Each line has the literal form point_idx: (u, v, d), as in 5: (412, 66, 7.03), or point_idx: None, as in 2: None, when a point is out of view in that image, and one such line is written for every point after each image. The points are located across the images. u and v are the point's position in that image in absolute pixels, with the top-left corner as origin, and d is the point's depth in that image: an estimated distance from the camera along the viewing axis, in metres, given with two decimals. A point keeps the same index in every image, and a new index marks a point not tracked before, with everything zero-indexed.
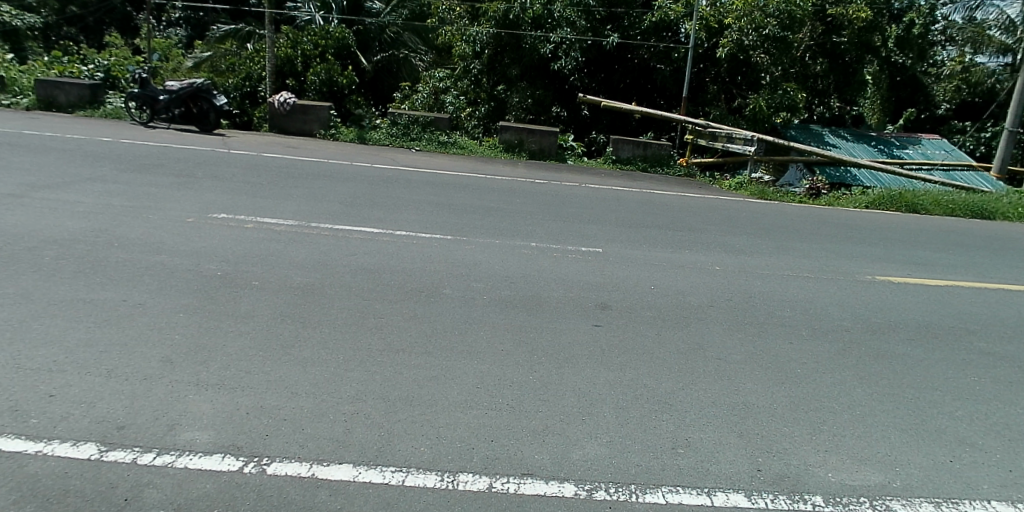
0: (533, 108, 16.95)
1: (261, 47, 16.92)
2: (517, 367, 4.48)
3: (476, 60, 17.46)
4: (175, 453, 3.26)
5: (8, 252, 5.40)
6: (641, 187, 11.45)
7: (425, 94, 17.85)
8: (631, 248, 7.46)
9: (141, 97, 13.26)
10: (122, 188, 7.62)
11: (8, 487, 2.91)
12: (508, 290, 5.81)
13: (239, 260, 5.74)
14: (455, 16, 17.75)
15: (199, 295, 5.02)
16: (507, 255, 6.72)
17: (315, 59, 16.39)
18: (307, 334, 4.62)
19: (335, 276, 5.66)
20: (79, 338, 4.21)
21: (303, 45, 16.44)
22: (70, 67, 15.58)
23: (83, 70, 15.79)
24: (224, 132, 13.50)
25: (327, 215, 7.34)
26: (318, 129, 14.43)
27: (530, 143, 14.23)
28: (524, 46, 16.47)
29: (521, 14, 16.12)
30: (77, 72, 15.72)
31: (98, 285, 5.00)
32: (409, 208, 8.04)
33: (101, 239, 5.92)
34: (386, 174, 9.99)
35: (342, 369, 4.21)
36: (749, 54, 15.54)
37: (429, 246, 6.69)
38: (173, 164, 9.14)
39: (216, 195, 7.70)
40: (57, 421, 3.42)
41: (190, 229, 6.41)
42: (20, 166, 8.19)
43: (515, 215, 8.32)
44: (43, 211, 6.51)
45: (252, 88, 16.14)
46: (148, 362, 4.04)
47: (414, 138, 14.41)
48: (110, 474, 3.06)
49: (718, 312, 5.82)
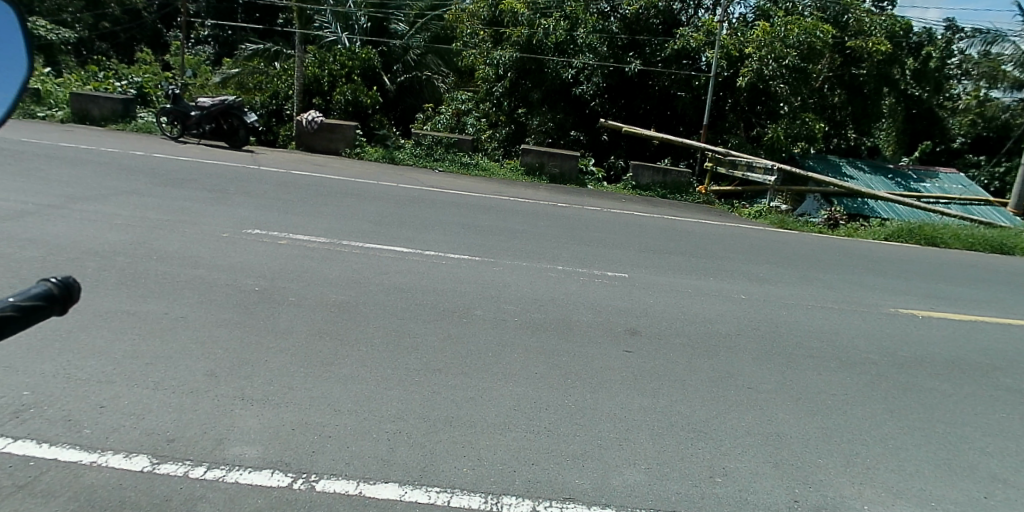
0: (554, 132, 17.34)
1: (292, 67, 17.33)
2: (553, 390, 4.53)
3: (499, 82, 17.67)
4: (225, 467, 3.30)
5: (52, 261, 5.48)
6: (663, 213, 11.54)
7: (447, 117, 18.80)
8: (656, 274, 7.50)
9: (173, 112, 13.45)
10: (158, 202, 7.71)
11: (65, 498, 2.96)
12: (538, 312, 5.86)
13: (276, 277, 5.79)
14: (481, 41, 18.25)
15: (239, 309, 5.07)
16: (535, 277, 6.78)
17: (341, 80, 16.65)
18: (345, 353, 4.65)
19: (371, 295, 5.70)
20: (125, 350, 4.27)
21: (330, 66, 16.68)
22: (105, 83, 15.77)
23: (116, 86, 15.95)
24: (253, 149, 13.61)
25: (358, 233, 7.42)
26: (344, 148, 14.58)
27: (551, 166, 14.31)
28: (545, 70, 16.75)
29: (544, 39, 16.34)
30: (111, 88, 15.86)
31: (141, 297, 5.05)
32: (438, 228, 8.11)
33: (140, 251, 5.99)
34: (412, 194, 10.08)
35: (382, 387, 4.27)
36: (769, 84, 15.56)
37: (458, 266, 6.76)
38: (207, 179, 9.23)
39: (249, 210, 7.79)
40: (109, 432, 3.47)
41: (226, 244, 6.48)
42: (58, 178, 8.29)
43: (543, 238, 8.39)
44: (84, 222, 6.58)
45: (278, 107, 16.43)
46: (193, 376, 4.10)
47: (437, 159, 14.50)
48: (163, 487, 3.10)
49: (745, 340, 5.88)
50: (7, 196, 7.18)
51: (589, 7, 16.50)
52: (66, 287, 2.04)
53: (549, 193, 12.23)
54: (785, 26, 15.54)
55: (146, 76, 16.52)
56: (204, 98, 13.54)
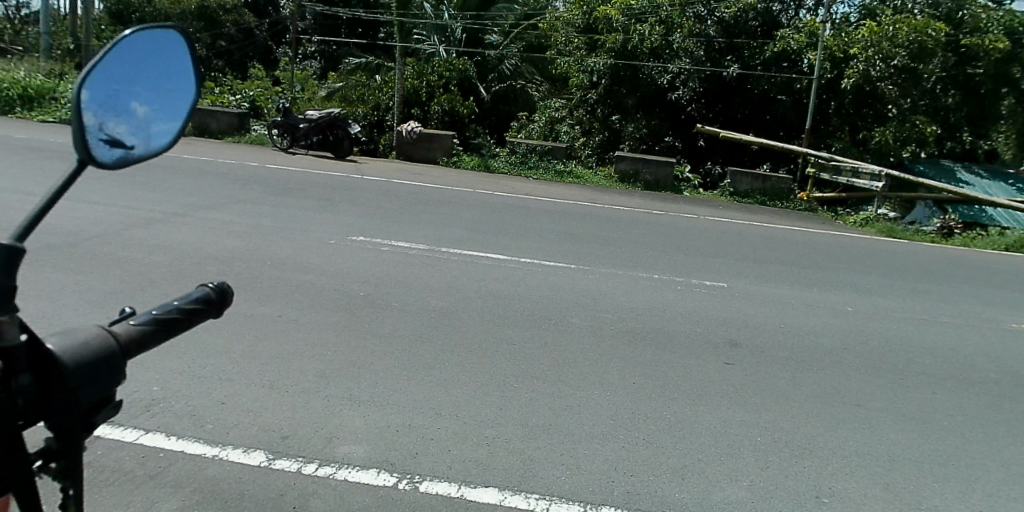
0: (647, 138, 16.84)
1: (391, 79, 17.97)
2: (651, 401, 4.45)
3: (593, 90, 17.60)
4: (335, 465, 3.44)
5: (178, 266, 5.90)
6: (761, 221, 11.13)
7: (541, 124, 18.01)
8: (756, 283, 7.24)
9: (282, 125, 14.23)
10: (269, 210, 8.16)
11: (192, 488, 3.16)
12: (634, 321, 5.78)
13: (378, 282, 6.00)
14: (573, 48, 17.63)
15: (345, 313, 5.28)
16: (630, 285, 6.69)
17: (438, 90, 17.33)
18: (444, 358, 4.75)
19: (468, 301, 5.80)
20: (243, 351, 4.54)
21: (429, 77, 17.45)
22: (222, 98, 16.96)
23: (232, 101, 17.16)
24: (357, 159, 14.19)
25: (454, 240, 7.58)
26: (441, 157, 15.06)
27: (645, 173, 14.18)
28: (640, 76, 16.59)
29: (639, 45, 16.30)
30: (227, 103, 17.08)
31: (256, 300, 5.36)
32: (532, 236, 8.16)
33: (255, 256, 6.36)
34: (505, 201, 10.21)
35: (481, 392, 4.33)
36: (876, 85, 14.95)
37: (553, 273, 6.77)
38: (313, 189, 9.70)
39: (351, 218, 8.12)
40: (230, 428, 3.69)
41: (331, 250, 6.78)
42: (181, 188, 8.95)
43: (636, 245, 8.28)
44: (205, 230, 7.06)
45: (380, 118, 17.06)
46: (305, 376, 4.30)
47: (532, 167, 14.66)
48: (278, 482, 3.26)
49: (852, 355, 5.56)
50: (138, 204, 7.81)
51: (685, 11, 16.20)
52: (221, 292, 2.07)
53: (643, 199, 12.15)
54: (893, 25, 14.76)
55: (258, 91, 17.63)
56: (312, 112, 14.29)
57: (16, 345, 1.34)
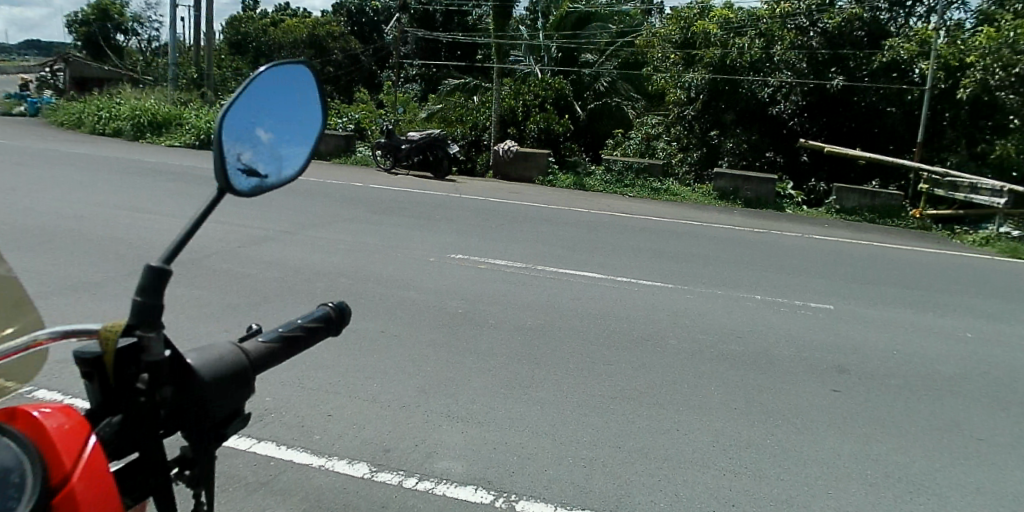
0: (748, 153, 16.32)
1: (489, 100, 18.58)
2: (753, 428, 4.27)
3: (690, 106, 16.99)
4: (434, 479, 3.49)
5: (290, 281, 6.24)
6: (869, 240, 10.52)
7: (637, 141, 18.29)
8: (866, 307, 6.83)
9: (387, 146, 14.78)
10: (371, 228, 8.50)
11: (299, 497, 3.29)
12: (734, 344, 5.58)
13: (476, 300, 6.10)
14: (670, 64, 17.37)
15: (444, 330, 5.39)
16: (730, 306, 6.49)
17: (534, 109, 17.48)
18: (541, 376, 4.75)
19: (564, 319, 5.79)
20: (349, 364, 4.72)
21: (524, 97, 17.66)
22: (329, 121, 17.97)
23: (338, 123, 18.14)
24: (455, 178, 14.53)
25: (549, 258, 7.60)
26: (537, 176, 15.12)
27: (746, 190, 13.81)
28: (740, 91, 16.14)
29: (738, 59, 15.88)
30: (333, 125, 18.06)
31: (361, 316, 5.57)
32: (626, 254, 8.09)
33: (359, 273, 6.63)
34: (598, 219, 10.19)
35: (577, 412, 4.29)
36: (996, 95, 14.02)
37: (649, 292, 6.67)
38: (413, 207, 10.04)
39: (448, 236, 8.32)
40: (336, 439, 3.83)
41: (429, 267, 6.96)
42: (292, 207, 9.49)
43: (735, 265, 8.03)
44: (313, 247, 7.44)
45: (477, 137, 17.49)
46: (406, 391, 4.41)
47: (629, 185, 14.47)
48: (379, 494, 3.34)
49: (975, 385, 5.12)
50: (253, 223, 8.33)
51: (786, 22, 15.85)
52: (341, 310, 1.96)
53: (743, 217, 11.76)
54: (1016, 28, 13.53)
55: (362, 114, 18.56)
56: (413, 133, 14.82)
57: (161, 360, 1.38)
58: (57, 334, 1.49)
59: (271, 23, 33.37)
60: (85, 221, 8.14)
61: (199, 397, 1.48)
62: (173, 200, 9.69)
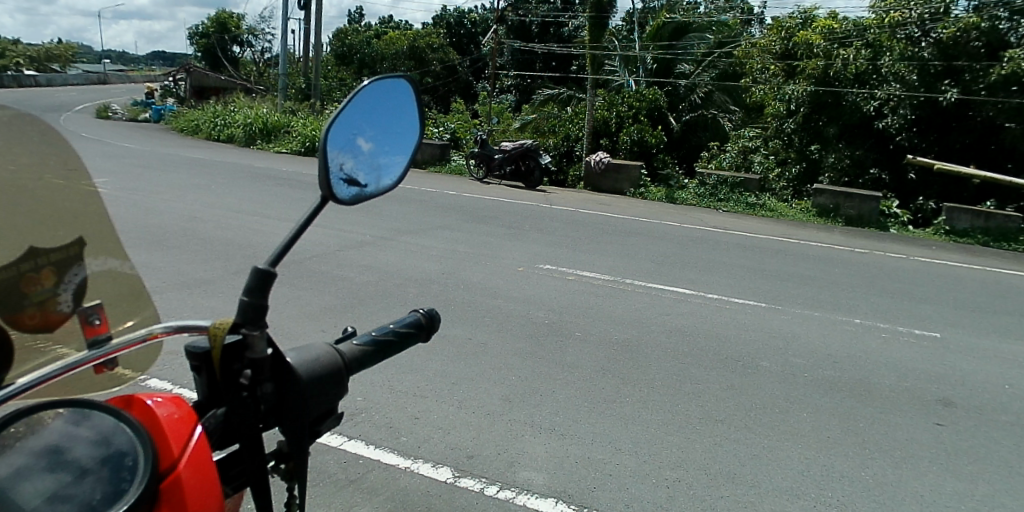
0: (850, 169, 15.60)
1: (581, 110, 18.73)
2: (851, 459, 4.00)
3: (790, 118, 16.49)
4: (515, 489, 3.47)
5: (383, 285, 6.42)
6: (985, 264, 9.72)
7: (733, 154, 17.61)
8: (985, 337, 6.30)
9: (480, 155, 15.09)
10: (462, 236, 8.65)
11: (385, 496, 3.35)
12: (831, 370, 5.26)
13: (563, 311, 6.07)
14: (770, 75, 16.89)
15: (531, 340, 5.39)
16: (829, 330, 6.14)
17: (627, 120, 17.36)
18: (627, 392, 4.65)
19: (653, 335, 5.66)
20: (437, 369, 4.79)
21: (618, 108, 17.54)
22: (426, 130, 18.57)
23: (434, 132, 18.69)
24: (546, 189, 14.55)
25: (639, 272, 7.47)
26: (628, 188, 14.99)
27: (848, 207, 13.11)
28: (843, 104, 15.41)
29: (842, 70, 15.22)
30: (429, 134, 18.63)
31: (450, 322, 5.65)
32: (719, 270, 7.84)
33: (448, 279, 6.74)
34: (690, 234, 9.95)
35: (662, 431, 4.16)
36: None
37: (742, 311, 6.42)
38: (503, 216, 10.15)
39: (537, 246, 8.35)
40: (422, 442, 3.89)
41: (518, 276, 7.00)
42: (387, 213, 9.80)
43: (836, 286, 7.63)
44: (405, 252, 7.64)
45: (569, 148, 17.87)
46: (491, 399, 4.43)
47: (722, 199, 14.08)
48: (461, 500, 3.36)
49: None
50: (350, 227, 8.66)
51: (896, 32, 14.99)
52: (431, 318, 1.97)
53: (844, 235, 11.28)
54: None
55: (457, 124, 19.02)
56: (507, 144, 14.97)
57: (263, 356, 1.42)
58: (171, 328, 1.53)
59: (373, 34, 34.90)
60: (200, 221, 8.74)
61: (296, 394, 1.52)
62: (279, 204, 10.23)
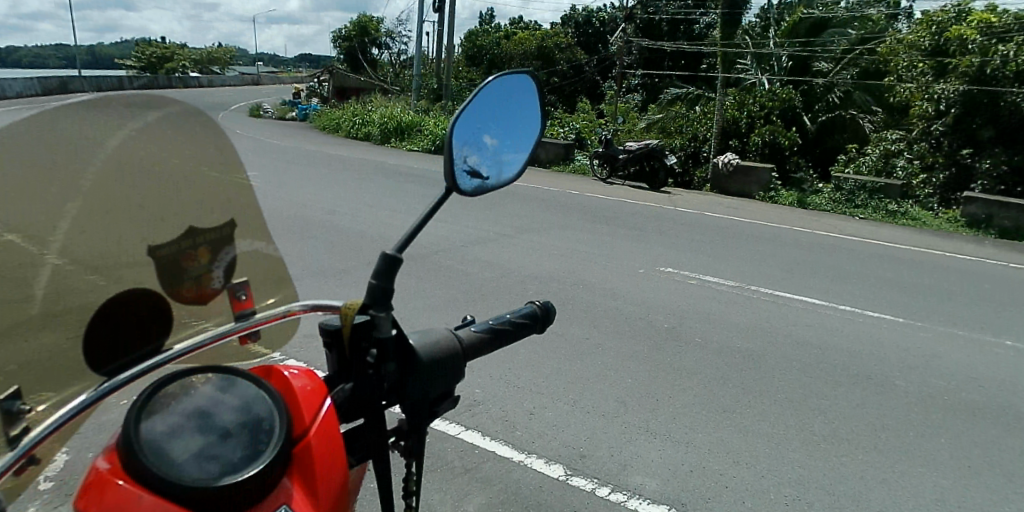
0: (1007, 177, 14.23)
1: (711, 109, 18.44)
2: (1003, 493, 3.56)
3: (939, 120, 15.05)
4: (628, 492, 3.39)
5: (502, 281, 6.53)
6: None
7: (874, 158, 16.22)
8: None
9: (604, 155, 14.97)
10: (582, 236, 8.62)
11: (498, 487, 3.38)
12: (981, 395, 4.71)
13: (685, 316, 5.88)
14: (917, 73, 15.58)
15: (649, 344, 5.25)
16: (986, 352, 5.52)
17: (759, 121, 17.41)
18: (751, 403, 4.41)
19: (780, 346, 5.35)
20: (553, 367, 4.78)
21: (750, 108, 17.59)
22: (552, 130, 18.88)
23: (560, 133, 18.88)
24: (670, 191, 14.30)
25: (767, 280, 7.10)
26: (758, 191, 14.58)
27: (1003, 218, 11.91)
28: (1001, 104, 13.99)
29: (1001, 68, 13.71)
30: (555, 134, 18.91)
31: (567, 321, 5.64)
32: (857, 282, 7.29)
33: (566, 279, 6.74)
34: (825, 241, 9.34)
35: (785, 446, 3.91)
36: None
37: (883, 327, 5.92)
38: (625, 218, 10.01)
39: (658, 249, 8.16)
40: (535, 437, 3.89)
41: (638, 279, 6.86)
42: (509, 211, 9.97)
43: (996, 304, 6.86)
44: (524, 251, 7.72)
45: (696, 149, 17.72)
46: (606, 400, 4.36)
47: (859, 204, 13.29)
48: (571, 498, 3.33)
49: None
50: (473, 224, 8.89)
51: None
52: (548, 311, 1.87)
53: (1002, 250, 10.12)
54: None
55: (582, 124, 19.07)
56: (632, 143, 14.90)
57: (388, 338, 1.45)
58: (308, 307, 1.73)
59: (504, 34, 35.77)
60: (336, 213, 9.32)
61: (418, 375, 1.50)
62: (407, 200, 10.69)
